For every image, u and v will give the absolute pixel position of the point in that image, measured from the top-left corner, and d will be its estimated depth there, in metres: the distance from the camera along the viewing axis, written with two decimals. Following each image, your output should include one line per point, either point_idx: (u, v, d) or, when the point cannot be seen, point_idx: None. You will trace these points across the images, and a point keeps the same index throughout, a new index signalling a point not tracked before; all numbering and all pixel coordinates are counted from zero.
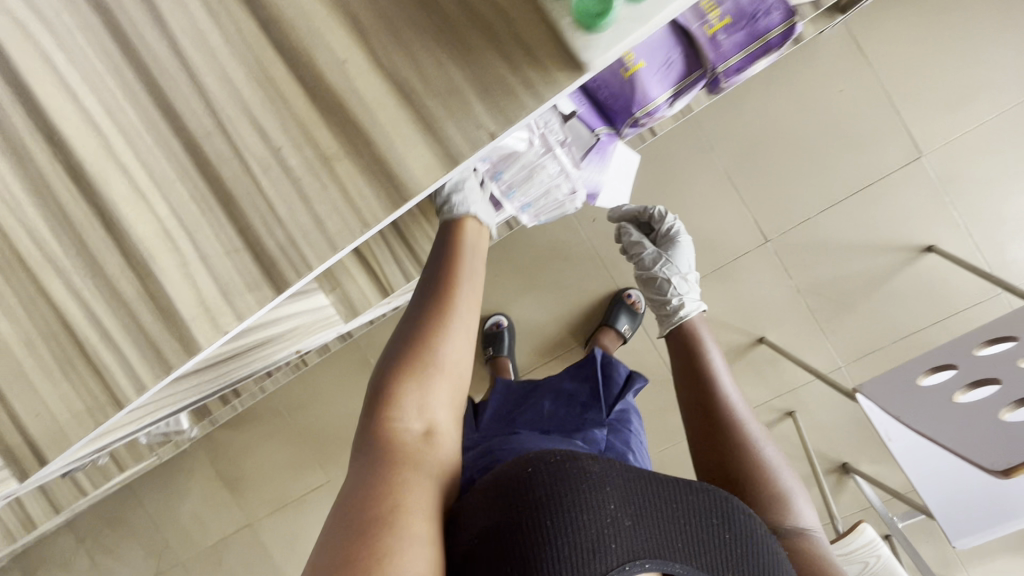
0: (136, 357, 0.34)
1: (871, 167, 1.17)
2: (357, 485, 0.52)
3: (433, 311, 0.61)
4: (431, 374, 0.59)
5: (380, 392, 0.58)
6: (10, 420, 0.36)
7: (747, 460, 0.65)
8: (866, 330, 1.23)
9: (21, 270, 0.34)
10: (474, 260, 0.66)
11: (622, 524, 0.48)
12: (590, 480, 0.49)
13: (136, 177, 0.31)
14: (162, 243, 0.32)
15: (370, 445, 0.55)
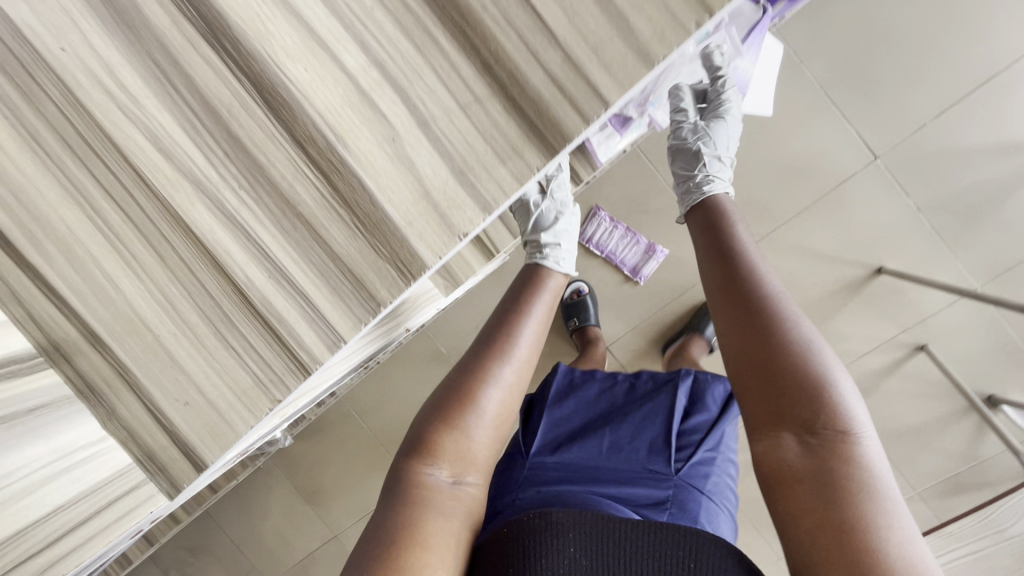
0: (327, 295, 0.24)
1: (994, 54, 1.02)
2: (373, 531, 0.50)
3: (481, 360, 0.59)
4: (467, 423, 0.56)
5: (417, 436, 0.56)
6: (145, 415, 0.27)
7: (793, 345, 0.50)
8: (1004, 243, 1.08)
9: (144, 191, 0.24)
10: (536, 320, 0.66)
11: (579, 563, 0.53)
12: (552, 529, 0.54)
13: (313, 23, 0.23)
14: (356, 108, 0.24)
15: (398, 487, 0.53)
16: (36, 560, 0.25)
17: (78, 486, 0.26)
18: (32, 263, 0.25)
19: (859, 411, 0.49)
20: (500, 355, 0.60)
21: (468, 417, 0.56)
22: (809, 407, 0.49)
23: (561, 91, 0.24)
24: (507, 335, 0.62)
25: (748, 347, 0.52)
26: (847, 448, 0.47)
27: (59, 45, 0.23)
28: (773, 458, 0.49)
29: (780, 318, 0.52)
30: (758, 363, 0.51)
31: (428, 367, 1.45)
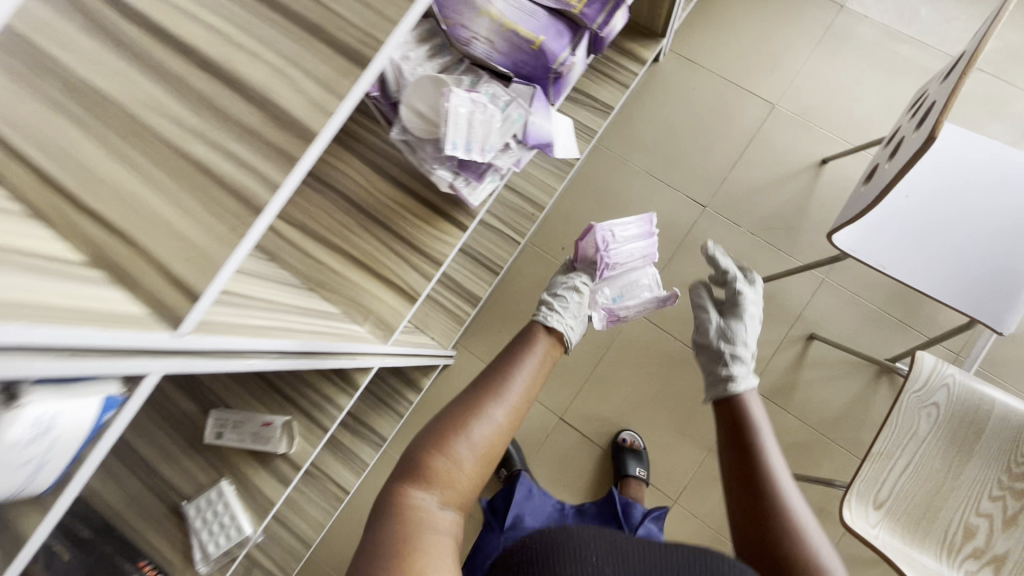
0: (263, 162, 0.44)
1: (746, 125, 1.45)
2: (384, 523, 0.63)
3: (463, 417, 0.74)
4: (462, 438, 0.72)
5: (415, 459, 0.70)
6: (149, 262, 0.43)
7: (763, 468, 0.69)
8: (823, 238, 1.38)
9: (155, 140, 0.45)
10: (523, 376, 0.83)
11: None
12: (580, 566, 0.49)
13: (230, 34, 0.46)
14: (241, 56, 0.45)
15: (394, 493, 0.66)
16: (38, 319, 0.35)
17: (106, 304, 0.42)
18: (85, 204, 0.45)
19: (803, 512, 0.66)
20: (484, 405, 0.77)
21: (458, 442, 0.71)
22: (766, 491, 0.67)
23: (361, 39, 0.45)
24: (488, 402, 0.77)
25: (731, 476, 0.71)
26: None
27: (114, 89, 0.46)
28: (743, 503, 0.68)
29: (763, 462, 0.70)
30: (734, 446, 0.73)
31: None
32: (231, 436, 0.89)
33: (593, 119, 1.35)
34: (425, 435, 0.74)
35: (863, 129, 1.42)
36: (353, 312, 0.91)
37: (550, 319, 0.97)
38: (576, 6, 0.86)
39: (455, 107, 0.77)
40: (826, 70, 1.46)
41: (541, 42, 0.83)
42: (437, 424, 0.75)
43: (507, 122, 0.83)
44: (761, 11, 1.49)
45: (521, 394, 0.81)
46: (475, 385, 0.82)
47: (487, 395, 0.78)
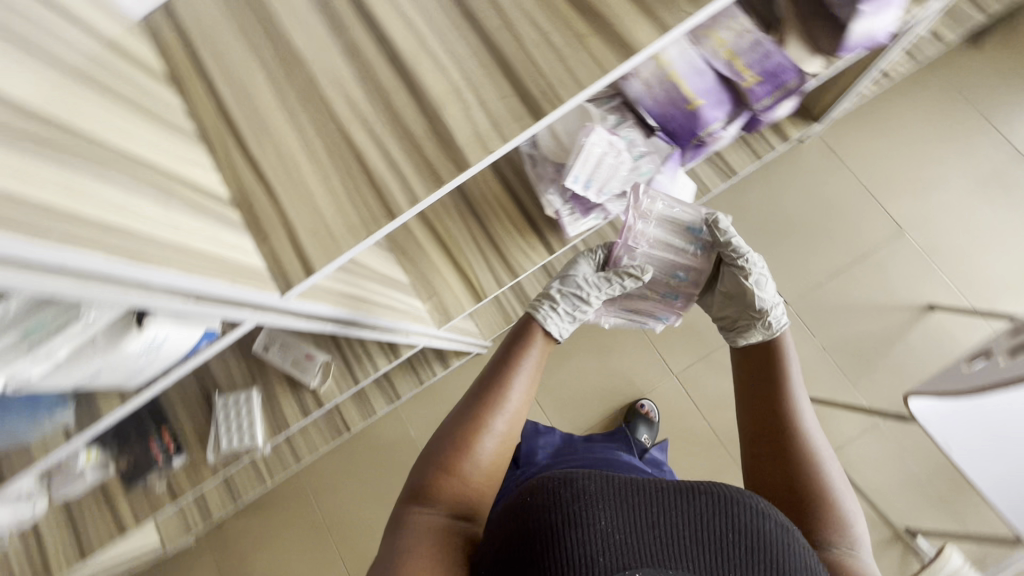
0: (416, 177, 0.46)
1: (864, 240, 1.37)
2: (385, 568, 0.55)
3: (466, 429, 0.64)
4: (466, 458, 0.62)
5: (419, 483, 0.62)
6: (284, 226, 0.46)
7: (782, 411, 0.65)
8: (896, 383, 1.30)
9: (330, 118, 0.48)
10: (527, 369, 0.71)
11: (611, 537, 0.45)
12: (583, 496, 0.47)
13: (432, 45, 0.47)
14: (434, 69, 0.47)
15: (403, 518, 0.60)
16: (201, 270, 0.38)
17: (243, 256, 0.45)
18: (249, 149, 0.48)
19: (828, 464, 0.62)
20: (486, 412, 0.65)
21: (466, 465, 0.62)
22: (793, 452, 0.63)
23: (546, 94, 0.45)
24: (490, 411, 0.65)
25: (750, 415, 0.68)
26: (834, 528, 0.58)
27: (310, 53, 0.49)
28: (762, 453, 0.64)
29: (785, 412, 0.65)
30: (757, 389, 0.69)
31: (394, 450, 1.51)
32: (275, 353, 0.95)
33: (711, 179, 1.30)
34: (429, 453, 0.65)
35: (987, 291, 1.32)
36: (421, 289, 0.93)
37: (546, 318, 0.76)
38: (747, 80, 0.81)
39: (596, 143, 0.76)
40: (974, 216, 1.35)
41: (697, 105, 0.80)
42: (445, 434, 0.65)
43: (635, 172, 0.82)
44: (930, 131, 1.39)
45: (525, 394, 0.68)
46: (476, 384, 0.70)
47: (489, 397, 0.66)
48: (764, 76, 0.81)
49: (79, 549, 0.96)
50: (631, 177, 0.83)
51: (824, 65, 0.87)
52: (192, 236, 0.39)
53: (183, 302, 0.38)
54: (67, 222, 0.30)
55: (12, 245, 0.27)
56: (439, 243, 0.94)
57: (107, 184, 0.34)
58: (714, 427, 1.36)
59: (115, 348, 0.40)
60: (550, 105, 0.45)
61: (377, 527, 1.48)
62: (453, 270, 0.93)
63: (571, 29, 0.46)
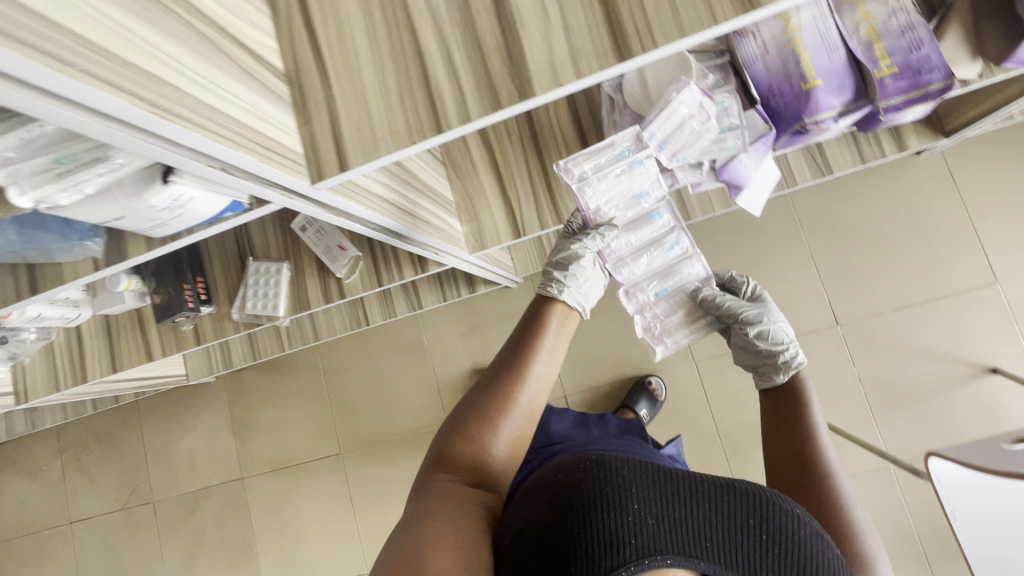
0: (473, 95, 0.42)
1: (948, 281, 1.24)
2: (403, 527, 0.56)
3: (485, 401, 0.65)
4: (486, 427, 0.64)
5: (440, 451, 0.64)
6: (330, 115, 0.44)
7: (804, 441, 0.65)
8: (924, 436, 1.22)
9: (402, 8, 0.44)
10: (553, 348, 0.72)
11: (644, 520, 0.50)
12: (615, 481, 0.52)
13: None
14: None
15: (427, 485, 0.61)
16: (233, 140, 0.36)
17: (282, 133, 0.43)
18: (313, 22, 0.45)
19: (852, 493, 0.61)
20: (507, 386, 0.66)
21: (489, 435, 0.64)
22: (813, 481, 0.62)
23: (639, 33, 0.39)
24: (512, 385, 0.66)
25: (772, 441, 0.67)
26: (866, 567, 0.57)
27: None
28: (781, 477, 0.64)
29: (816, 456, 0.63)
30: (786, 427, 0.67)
31: (405, 353, 1.57)
32: (311, 235, 0.97)
33: (801, 172, 1.18)
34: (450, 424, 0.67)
35: None
36: (463, 210, 0.91)
37: (563, 286, 0.78)
38: (881, 70, 0.70)
39: (680, 101, 0.68)
40: None
41: (813, 85, 0.70)
42: (470, 407, 0.66)
43: (718, 144, 0.74)
44: None
45: (546, 372, 0.69)
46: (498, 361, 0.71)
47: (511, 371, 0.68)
48: (904, 68, 0.70)
49: (112, 360, 1.07)
50: (711, 148, 0.75)
51: (980, 73, 0.75)
52: (231, 100, 0.37)
53: (212, 168, 0.37)
54: (97, 61, 0.29)
55: (45, 75, 0.27)
56: (492, 168, 0.90)
57: (145, 26, 0.32)
58: (717, 422, 1.34)
59: (139, 197, 0.41)
60: (640, 47, 0.39)
61: (373, 417, 1.58)
62: (499, 198, 0.90)
63: None
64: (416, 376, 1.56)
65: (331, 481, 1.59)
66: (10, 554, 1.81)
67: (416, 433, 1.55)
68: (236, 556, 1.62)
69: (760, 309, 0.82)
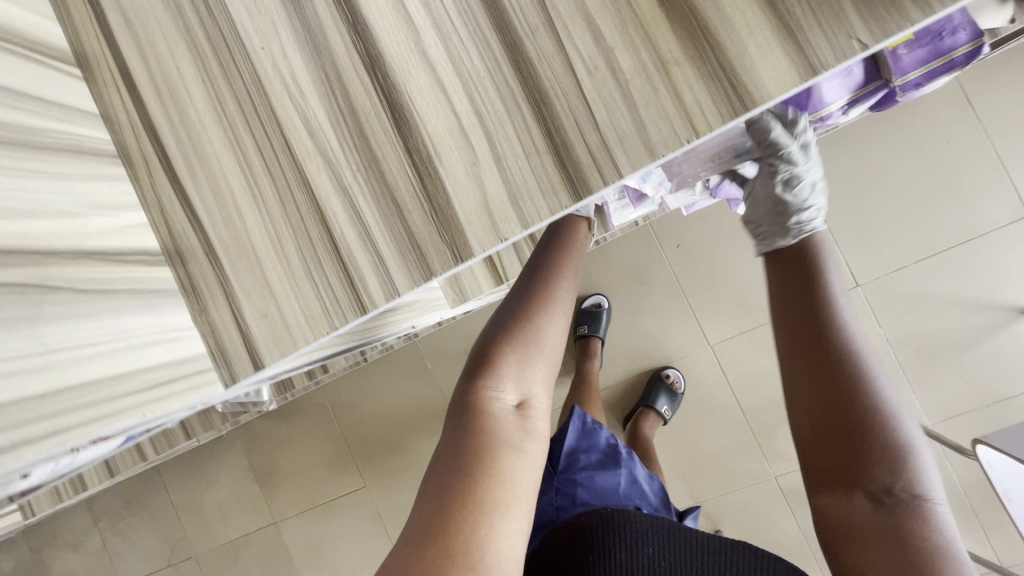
0: (396, 261, 0.32)
1: (974, 221, 1.13)
2: (447, 462, 0.49)
3: (527, 324, 0.57)
4: (532, 355, 0.56)
5: (478, 369, 0.55)
6: (225, 304, 0.35)
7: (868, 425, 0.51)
8: (960, 388, 1.16)
9: (285, 156, 0.33)
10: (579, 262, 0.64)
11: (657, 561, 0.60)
12: (632, 524, 0.62)
13: (432, 53, 0.31)
14: (433, 96, 0.31)
15: (462, 410, 0.53)
16: (72, 428, 0.32)
17: (167, 354, 0.35)
18: (181, 184, 0.35)
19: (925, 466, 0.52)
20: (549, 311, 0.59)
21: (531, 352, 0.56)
22: (891, 476, 0.51)
23: (594, 161, 0.29)
24: (546, 300, 0.59)
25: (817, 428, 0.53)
26: (913, 498, 0.51)
27: (260, 45, 0.34)
28: (837, 508, 0.53)
29: (863, 383, 0.52)
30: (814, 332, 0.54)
31: (410, 379, 1.52)
32: None
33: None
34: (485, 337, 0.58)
35: None
36: None
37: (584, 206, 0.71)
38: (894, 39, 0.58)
39: None
40: None
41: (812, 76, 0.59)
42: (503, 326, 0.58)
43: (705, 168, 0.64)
44: None
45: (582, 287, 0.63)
46: (527, 274, 0.63)
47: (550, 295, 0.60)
48: (921, 33, 0.58)
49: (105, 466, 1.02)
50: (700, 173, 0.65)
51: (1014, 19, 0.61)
52: (70, 374, 0.32)
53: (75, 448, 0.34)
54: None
55: None
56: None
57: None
58: (741, 404, 1.29)
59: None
60: (600, 180, 0.29)
61: (392, 445, 1.55)
62: None
63: (651, 42, 0.28)
64: (425, 399, 1.51)
65: (362, 514, 1.58)
66: None
67: None
68: None
69: (797, 149, 0.63)
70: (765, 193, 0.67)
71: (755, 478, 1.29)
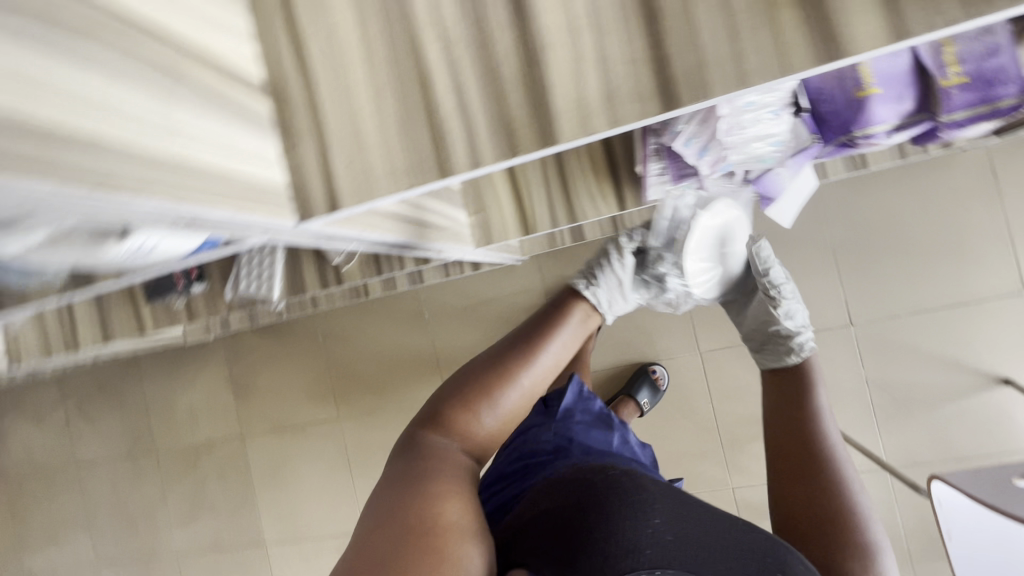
0: (485, 136, 0.35)
1: (973, 287, 1.18)
2: (398, 478, 0.61)
3: (488, 385, 0.73)
4: (487, 407, 0.72)
5: (438, 413, 0.71)
6: (315, 146, 0.38)
7: (832, 503, 0.59)
8: (922, 441, 1.22)
9: (403, 22, 0.36)
10: (547, 347, 0.82)
11: (662, 536, 0.52)
12: (640, 494, 0.55)
13: None
14: None
15: (418, 442, 0.67)
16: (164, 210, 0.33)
17: (258, 171, 0.37)
18: (297, 29, 0.38)
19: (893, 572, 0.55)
20: (511, 384, 0.75)
21: (484, 406, 0.72)
22: (853, 561, 0.55)
23: (690, 76, 0.32)
24: (513, 366, 0.76)
25: (789, 505, 0.61)
26: None
27: None
28: None
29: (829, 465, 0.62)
30: (790, 433, 0.66)
31: (405, 325, 1.54)
32: None
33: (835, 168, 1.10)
34: (443, 394, 0.73)
35: None
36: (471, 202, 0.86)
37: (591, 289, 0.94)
38: (949, 78, 0.55)
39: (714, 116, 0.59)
40: None
41: (870, 92, 0.57)
42: (469, 383, 0.74)
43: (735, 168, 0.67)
44: None
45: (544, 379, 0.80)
46: (504, 346, 0.80)
47: (517, 370, 0.76)
48: (980, 78, 0.54)
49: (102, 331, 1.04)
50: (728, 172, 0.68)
51: None
52: (186, 149, 0.32)
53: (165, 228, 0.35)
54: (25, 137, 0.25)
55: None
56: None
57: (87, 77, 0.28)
58: (716, 414, 1.33)
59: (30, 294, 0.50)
60: (690, 96, 0.32)
61: (372, 384, 1.58)
62: (508, 191, 0.83)
63: None
64: (415, 347, 1.54)
65: (328, 445, 1.61)
66: (22, 491, 1.88)
67: (414, 405, 1.55)
68: (236, 507, 1.68)
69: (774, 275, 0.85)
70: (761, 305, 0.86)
71: (713, 486, 1.34)
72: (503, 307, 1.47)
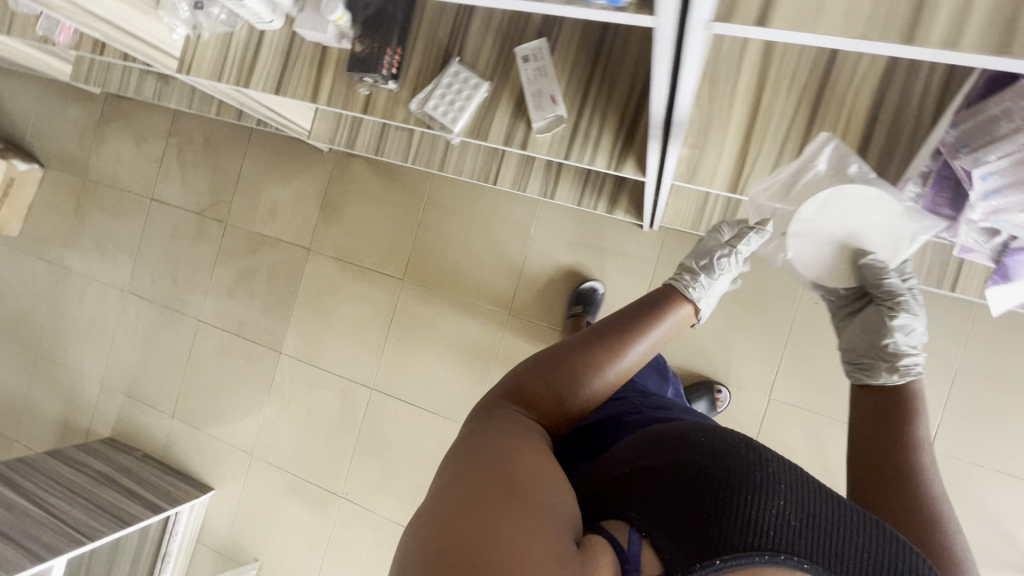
0: (975, 24, 0.37)
1: None
2: (472, 438, 0.62)
3: (569, 365, 0.73)
4: (567, 387, 0.72)
5: (518, 386, 0.72)
6: None
7: (896, 486, 0.67)
8: None
9: None
10: (639, 338, 0.77)
11: (788, 518, 0.50)
12: (763, 467, 0.52)
13: None
14: None
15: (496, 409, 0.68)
16: None
17: None
18: None
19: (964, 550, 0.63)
20: (591, 367, 0.73)
21: (563, 383, 0.72)
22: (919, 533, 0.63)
23: None
24: (595, 352, 0.74)
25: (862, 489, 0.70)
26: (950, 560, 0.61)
27: None
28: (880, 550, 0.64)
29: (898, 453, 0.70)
30: (867, 424, 0.76)
31: (507, 229, 1.52)
32: (529, 71, 0.87)
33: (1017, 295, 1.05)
34: (527, 366, 0.75)
35: None
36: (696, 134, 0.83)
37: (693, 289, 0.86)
38: None
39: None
40: None
41: None
42: (551, 361, 0.74)
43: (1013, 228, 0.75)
44: None
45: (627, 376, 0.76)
46: (595, 329, 0.77)
47: (599, 355, 0.74)
48: None
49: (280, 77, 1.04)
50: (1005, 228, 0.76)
51: None
52: None
53: None
54: None
55: None
56: (751, 109, 0.77)
57: None
58: None
59: None
60: None
61: (448, 267, 1.57)
62: (743, 140, 0.79)
63: None
64: (505, 254, 1.52)
65: (378, 299, 1.62)
66: (94, 194, 1.95)
67: (477, 304, 1.54)
68: (271, 307, 1.72)
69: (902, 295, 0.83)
70: (872, 326, 0.85)
71: None
72: (608, 261, 1.45)
